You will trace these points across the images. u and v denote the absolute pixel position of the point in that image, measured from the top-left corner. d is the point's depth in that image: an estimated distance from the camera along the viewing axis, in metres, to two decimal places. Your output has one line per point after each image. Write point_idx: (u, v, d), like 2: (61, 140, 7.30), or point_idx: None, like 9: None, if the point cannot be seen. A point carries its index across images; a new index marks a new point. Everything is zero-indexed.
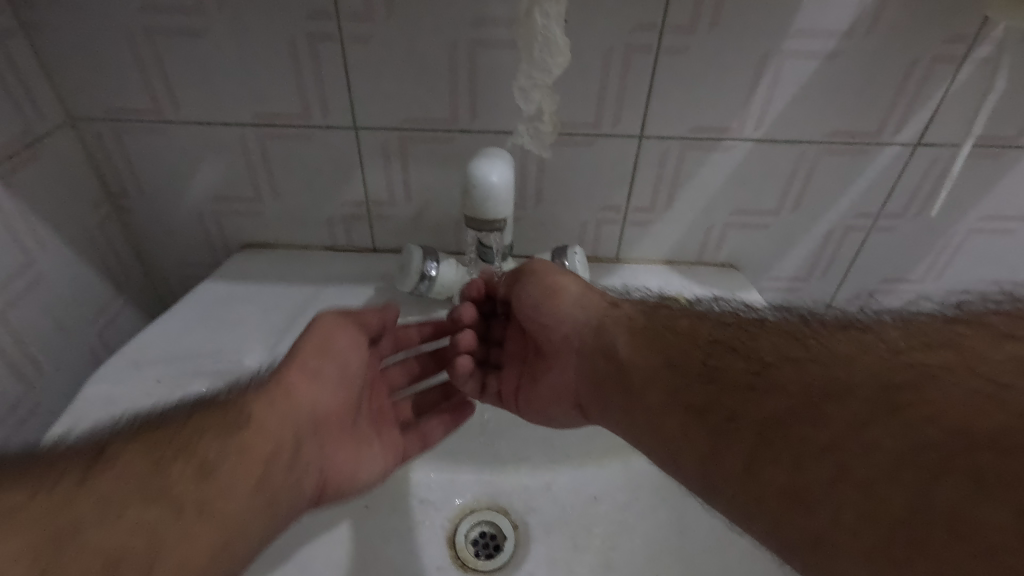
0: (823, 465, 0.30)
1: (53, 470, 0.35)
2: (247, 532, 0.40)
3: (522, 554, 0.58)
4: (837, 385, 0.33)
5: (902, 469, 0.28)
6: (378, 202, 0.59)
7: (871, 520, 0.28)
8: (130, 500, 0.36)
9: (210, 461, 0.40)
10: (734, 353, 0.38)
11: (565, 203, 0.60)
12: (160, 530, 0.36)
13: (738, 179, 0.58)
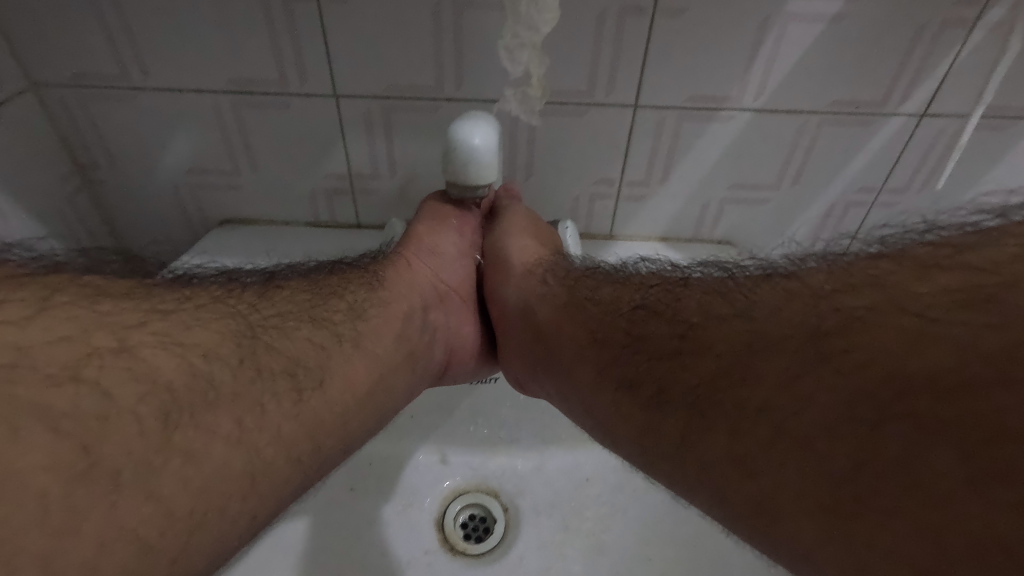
0: (782, 488, 0.29)
1: (113, 311, 0.32)
2: (266, 472, 0.34)
3: (512, 536, 0.56)
4: (762, 390, 0.30)
5: (850, 477, 0.27)
6: (361, 175, 0.56)
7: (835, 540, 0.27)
8: (185, 379, 0.31)
9: (299, 374, 0.37)
10: (661, 359, 0.36)
11: (556, 176, 0.58)
12: (178, 421, 0.30)
13: (736, 151, 0.56)
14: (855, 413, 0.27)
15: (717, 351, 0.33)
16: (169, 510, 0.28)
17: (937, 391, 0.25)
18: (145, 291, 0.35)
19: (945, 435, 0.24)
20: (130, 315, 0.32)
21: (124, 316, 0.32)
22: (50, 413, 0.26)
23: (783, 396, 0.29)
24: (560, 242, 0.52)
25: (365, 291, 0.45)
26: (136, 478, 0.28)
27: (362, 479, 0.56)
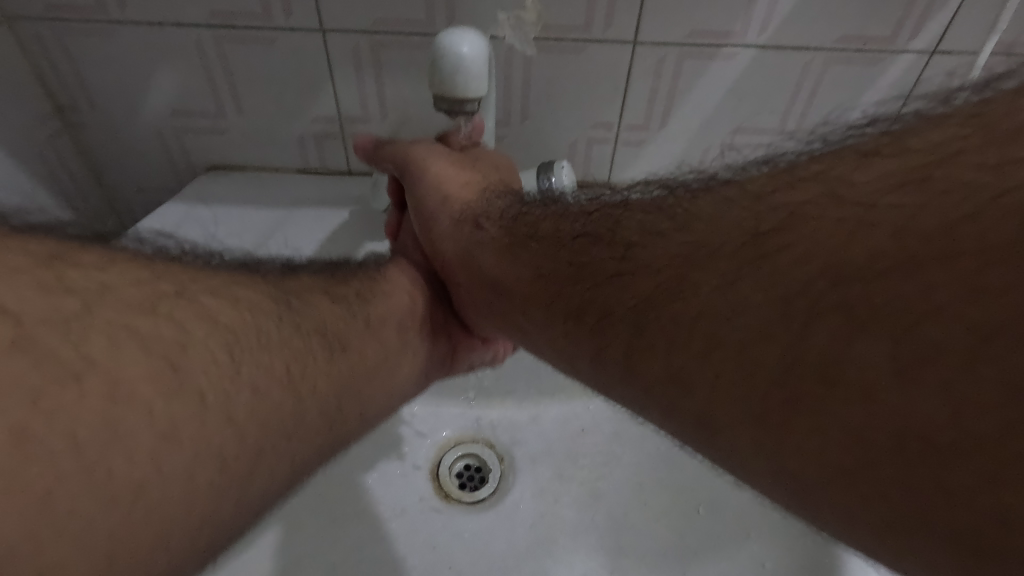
0: (731, 314, 0.25)
1: (163, 281, 0.29)
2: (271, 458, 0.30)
3: (507, 485, 0.56)
4: (726, 231, 0.27)
5: (806, 287, 0.23)
6: (350, 118, 0.55)
7: (799, 373, 0.23)
8: (222, 362, 0.28)
9: (330, 336, 0.36)
10: (632, 223, 0.33)
11: (553, 119, 0.56)
12: (212, 406, 0.27)
13: (737, 93, 0.54)
14: (814, 222, 0.24)
15: (682, 212, 0.31)
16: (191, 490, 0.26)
17: (914, 176, 0.22)
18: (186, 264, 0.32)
19: (912, 219, 0.21)
20: (175, 283, 0.29)
21: (169, 286, 0.29)
22: (98, 387, 0.23)
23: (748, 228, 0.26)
24: (556, 184, 0.49)
25: (350, 281, 0.42)
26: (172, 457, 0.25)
27: None
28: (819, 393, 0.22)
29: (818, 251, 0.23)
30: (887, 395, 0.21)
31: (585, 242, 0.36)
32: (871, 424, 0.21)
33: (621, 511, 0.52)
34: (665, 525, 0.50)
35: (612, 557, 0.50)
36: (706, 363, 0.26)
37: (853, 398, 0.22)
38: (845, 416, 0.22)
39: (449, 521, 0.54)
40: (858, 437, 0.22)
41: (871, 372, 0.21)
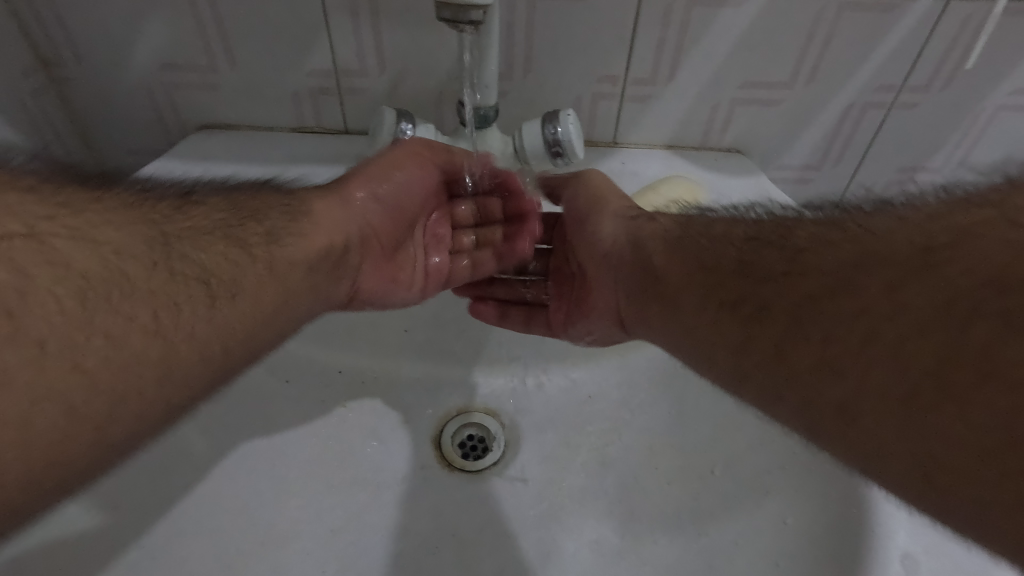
0: (872, 387, 0.33)
1: (125, 242, 0.35)
2: (125, 418, 0.33)
3: (511, 455, 0.54)
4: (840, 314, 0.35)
5: (915, 376, 0.32)
6: (348, 72, 0.53)
7: (895, 410, 0.33)
8: (110, 329, 0.33)
9: (213, 282, 0.38)
10: (773, 284, 0.39)
11: (558, 73, 0.54)
12: (100, 371, 0.32)
13: (748, 43, 0.52)
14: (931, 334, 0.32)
15: (811, 270, 0.38)
16: (48, 417, 0.30)
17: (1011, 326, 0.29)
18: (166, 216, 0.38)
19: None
20: (136, 245, 0.36)
21: (123, 264, 0.35)
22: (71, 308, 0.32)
23: (845, 333, 0.35)
24: (562, 134, 0.47)
25: (268, 235, 0.42)
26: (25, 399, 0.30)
27: (355, 396, 0.54)
28: (987, 480, 0.30)
29: (909, 354, 0.32)
30: (921, 444, 0.32)
31: (727, 311, 0.41)
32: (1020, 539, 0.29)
33: (632, 475, 0.50)
34: (678, 488, 0.48)
35: (623, 522, 0.48)
36: (822, 414, 0.36)
37: (925, 451, 0.32)
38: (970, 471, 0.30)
39: (452, 487, 0.52)
40: (915, 471, 0.32)
41: (925, 423, 0.32)
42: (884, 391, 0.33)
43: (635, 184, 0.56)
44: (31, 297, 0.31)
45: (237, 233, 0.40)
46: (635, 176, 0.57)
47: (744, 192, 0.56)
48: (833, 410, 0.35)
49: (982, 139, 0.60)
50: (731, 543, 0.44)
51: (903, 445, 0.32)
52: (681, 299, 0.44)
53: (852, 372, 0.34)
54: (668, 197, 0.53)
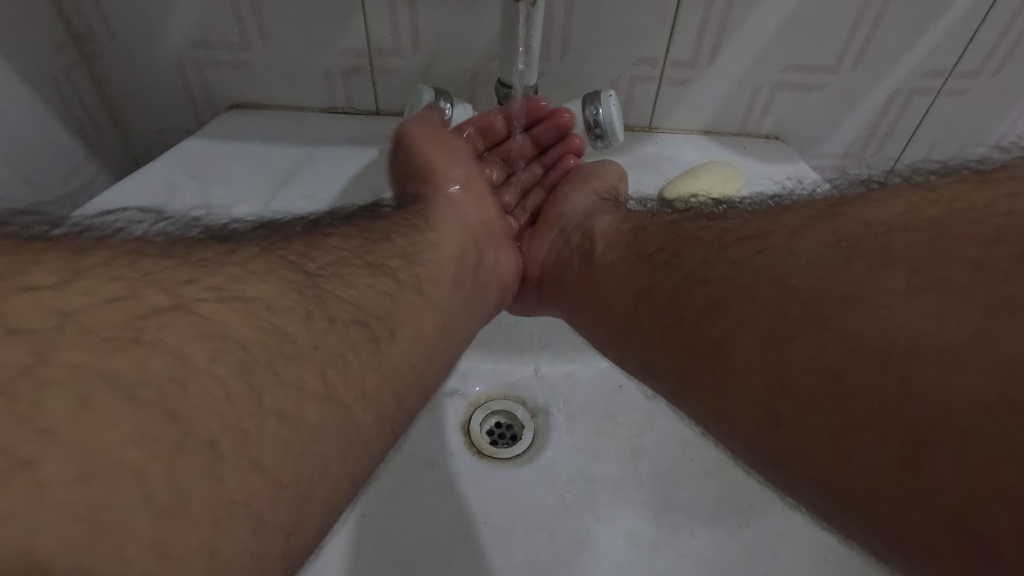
0: (751, 315, 0.34)
1: (295, 326, 0.31)
2: (314, 500, 0.29)
3: (542, 443, 0.53)
4: (749, 260, 0.36)
5: (792, 298, 0.32)
6: (382, 51, 0.52)
7: (774, 362, 0.32)
8: (282, 428, 0.28)
9: (372, 323, 0.35)
10: (695, 246, 0.40)
11: (596, 55, 0.53)
12: (283, 465, 0.27)
13: (794, 25, 0.51)
14: (816, 256, 0.33)
15: (729, 234, 0.39)
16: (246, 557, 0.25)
17: (897, 248, 0.31)
18: (269, 266, 0.32)
19: (916, 276, 0.29)
20: (299, 324, 0.31)
21: (297, 335, 0.30)
22: (238, 432, 0.26)
23: (738, 271, 0.36)
24: (603, 114, 0.46)
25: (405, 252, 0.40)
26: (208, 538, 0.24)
27: None
28: (827, 400, 0.29)
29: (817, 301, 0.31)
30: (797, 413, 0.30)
31: (659, 265, 0.42)
32: (834, 449, 0.29)
33: (667, 467, 0.49)
34: (715, 481, 0.47)
35: (658, 511, 0.47)
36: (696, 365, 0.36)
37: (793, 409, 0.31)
38: (821, 390, 0.30)
39: (483, 475, 0.51)
40: (762, 410, 0.32)
41: (807, 372, 0.30)
42: (773, 334, 0.32)
43: (672, 170, 0.55)
44: (186, 377, 0.25)
45: (378, 261, 0.38)
46: (672, 161, 0.56)
47: (783, 179, 0.55)
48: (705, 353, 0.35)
49: None
50: (775, 535, 0.44)
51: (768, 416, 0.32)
52: (625, 266, 0.45)
53: (730, 303, 0.35)
54: (709, 183, 0.51)
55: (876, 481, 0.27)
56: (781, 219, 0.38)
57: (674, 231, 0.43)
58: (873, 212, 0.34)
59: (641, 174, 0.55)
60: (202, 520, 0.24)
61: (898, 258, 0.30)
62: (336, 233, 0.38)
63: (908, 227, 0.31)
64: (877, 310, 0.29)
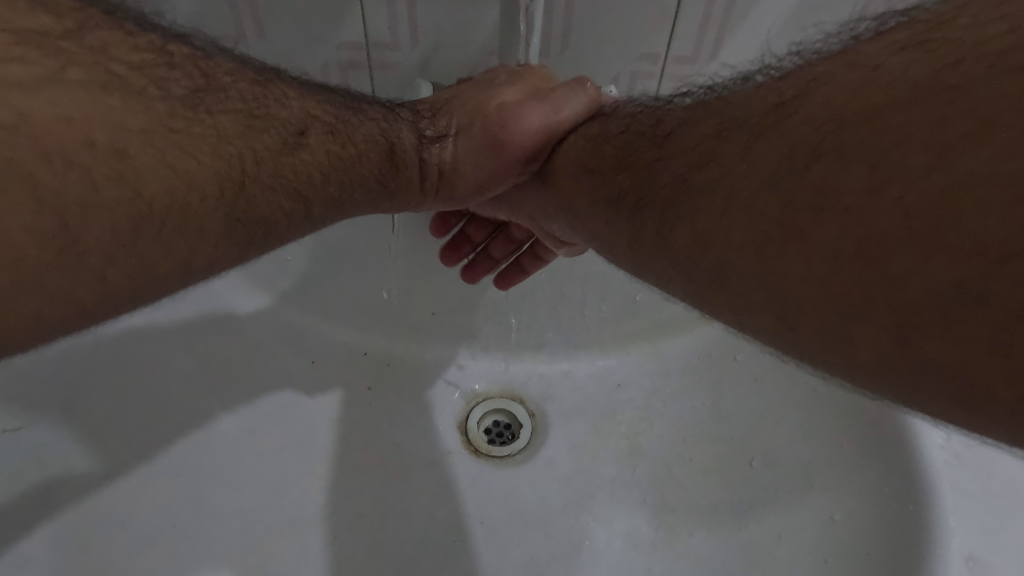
0: (737, 118, 0.28)
1: (199, 171, 0.29)
2: (129, 270, 0.27)
3: (539, 442, 0.52)
4: (726, 93, 0.31)
5: (752, 110, 0.27)
6: (379, 45, 0.51)
7: (745, 145, 0.27)
8: (40, 181, 0.24)
9: (241, 224, 0.31)
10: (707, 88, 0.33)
11: (596, 50, 0.52)
12: (86, 240, 0.25)
13: (797, 21, 0.50)
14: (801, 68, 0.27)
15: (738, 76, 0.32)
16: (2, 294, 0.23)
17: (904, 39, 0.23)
18: (195, 82, 0.31)
19: (974, 29, 0.21)
20: (185, 194, 0.28)
21: (204, 184, 0.29)
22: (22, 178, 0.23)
23: (742, 92, 0.29)
24: None
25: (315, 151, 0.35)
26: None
27: (380, 378, 0.53)
28: (802, 188, 0.24)
29: (826, 83, 0.24)
30: (759, 216, 0.25)
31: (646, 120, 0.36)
32: (775, 243, 0.25)
33: (665, 466, 0.48)
34: (713, 480, 0.47)
35: (656, 512, 0.46)
36: (656, 188, 0.32)
37: (749, 207, 0.26)
38: (777, 167, 0.25)
39: (479, 474, 0.51)
40: (707, 221, 0.28)
41: (774, 154, 0.25)
42: (750, 130, 0.27)
43: None
44: (89, 221, 0.25)
45: (290, 175, 0.34)
46: None
47: None
48: (683, 172, 0.30)
49: None
50: (773, 537, 0.43)
51: (722, 219, 0.27)
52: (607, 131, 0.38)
53: (692, 135, 0.31)
54: None
55: (830, 301, 0.23)
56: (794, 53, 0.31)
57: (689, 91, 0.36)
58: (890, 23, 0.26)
59: None
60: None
61: (913, 44, 0.23)
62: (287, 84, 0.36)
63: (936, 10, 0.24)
64: (886, 87, 0.22)
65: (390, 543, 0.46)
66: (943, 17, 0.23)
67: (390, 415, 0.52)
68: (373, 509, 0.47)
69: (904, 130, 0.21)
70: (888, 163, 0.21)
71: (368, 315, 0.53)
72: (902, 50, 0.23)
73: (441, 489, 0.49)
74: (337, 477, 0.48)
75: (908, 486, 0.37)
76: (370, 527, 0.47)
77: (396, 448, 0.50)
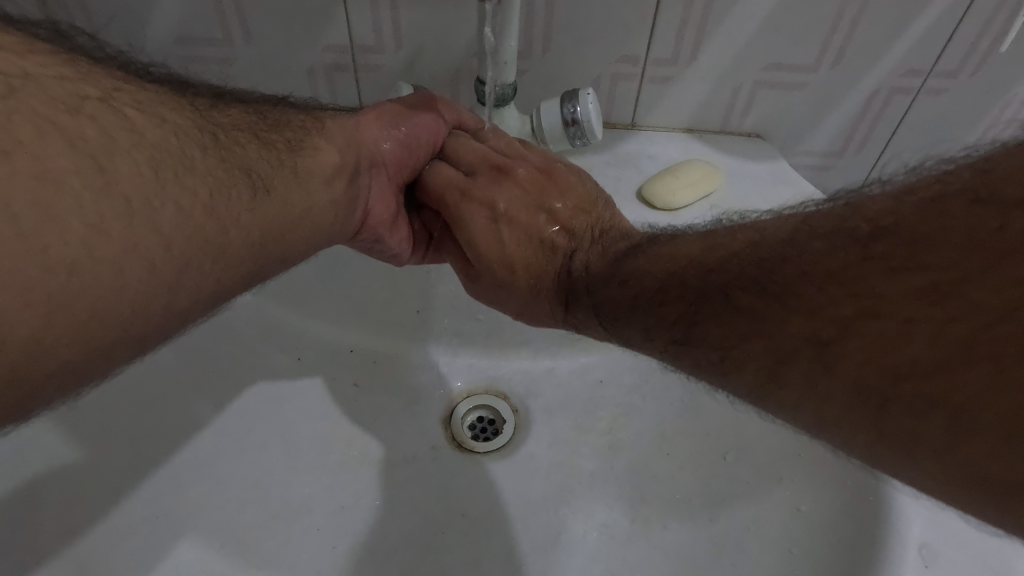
0: (794, 326, 0.31)
1: (167, 134, 0.31)
2: (128, 228, 0.28)
3: (521, 438, 0.54)
4: (754, 304, 0.33)
5: (799, 353, 0.30)
6: (363, 47, 0.52)
7: (822, 363, 0.29)
8: (39, 150, 0.26)
9: (253, 177, 0.35)
10: (721, 256, 0.36)
11: (577, 53, 0.53)
12: (121, 177, 0.28)
13: (774, 25, 0.51)
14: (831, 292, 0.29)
15: (744, 237, 0.36)
16: (79, 233, 0.26)
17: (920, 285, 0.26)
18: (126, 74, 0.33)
19: (976, 252, 0.24)
20: (166, 143, 0.31)
21: (189, 154, 0.32)
22: (50, 125, 0.27)
23: (774, 284, 0.32)
24: (580, 112, 0.46)
25: (256, 129, 0.38)
26: (47, 270, 0.25)
27: (366, 375, 0.54)
28: (903, 410, 0.27)
29: (877, 310, 0.27)
30: (868, 425, 0.28)
31: (676, 282, 0.38)
32: (905, 456, 0.27)
33: (642, 461, 0.50)
34: (689, 474, 0.48)
35: (632, 505, 0.48)
36: (743, 376, 0.34)
37: (868, 426, 0.28)
38: (877, 387, 0.27)
39: (462, 468, 0.52)
40: (836, 424, 0.30)
41: (862, 377, 0.28)
42: (815, 349, 0.30)
43: (654, 168, 0.56)
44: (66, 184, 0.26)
45: (267, 141, 0.38)
46: (653, 159, 0.56)
47: (762, 177, 0.55)
48: (761, 372, 0.32)
49: (1008, 127, 0.58)
50: (743, 528, 0.44)
51: (838, 429, 0.30)
52: (638, 271, 0.41)
53: (746, 355, 0.33)
54: (688, 180, 0.52)
55: (971, 486, 0.25)
56: (790, 247, 0.32)
57: (708, 237, 0.39)
58: (883, 201, 0.30)
59: (623, 171, 0.55)
60: (32, 227, 0.25)
61: (934, 295, 0.26)
62: (230, 104, 0.38)
63: (934, 248, 0.26)
64: (931, 313, 0.26)
65: (372, 535, 0.47)
66: (951, 267, 0.25)
67: (375, 411, 0.53)
68: (356, 504, 0.48)
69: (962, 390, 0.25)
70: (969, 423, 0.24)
71: (354, 313, 0.54)
72: (930, 306, 0.26)
73: (425, 484, 0.50)
74: (322, 473, 0.49)
75: (868, 481, 0.38)
76: (350, 523, 0.47)
77: (378, 446, 0.51)
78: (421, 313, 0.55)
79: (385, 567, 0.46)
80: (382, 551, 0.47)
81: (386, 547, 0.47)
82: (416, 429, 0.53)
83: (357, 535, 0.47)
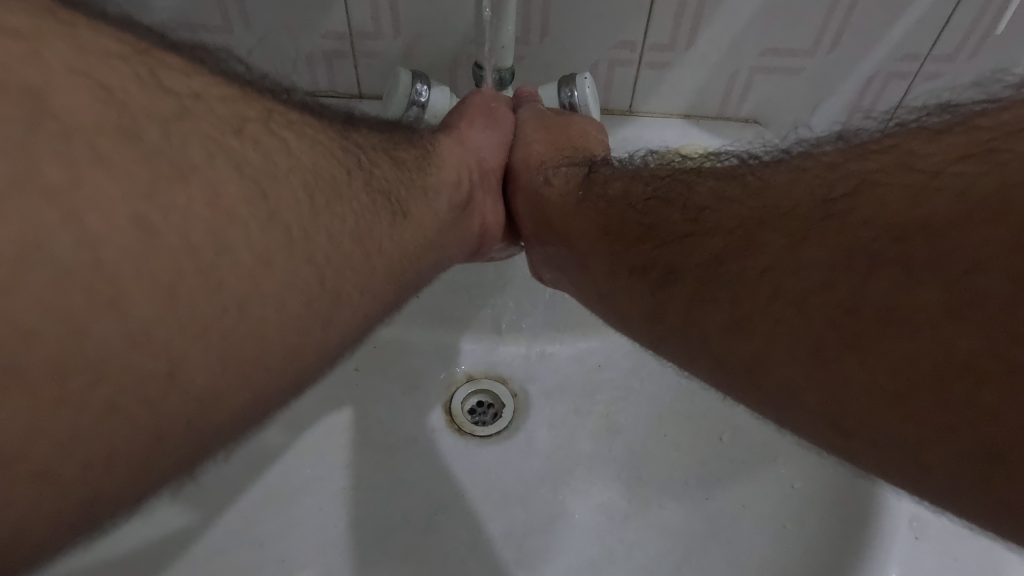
0: (799, 196, 0.28)
1: (318, 158, 0.32)
2: (292, 263, 0.28)
3: (521, 422, 0.54)
4: (769, 182, 0.31)
5: (797, 211, 0.27)
6: (363, 34, 0.52)
7: (817, 219, 0.26)
8: (214, 182, 0.26)
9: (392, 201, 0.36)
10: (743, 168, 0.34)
11: (575, 38, 0.53)
12: (282, 204, 0.28)
13: (770, 9, 0.51)
14: (854, 168, 0.27)
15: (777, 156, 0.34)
16: (248, 267, 0.27)
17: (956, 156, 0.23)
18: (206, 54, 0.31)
19: None
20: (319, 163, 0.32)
21: (336, 174, 0.32)
22: (219, 148, 0.27)
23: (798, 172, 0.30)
24: (578, 98, 0.46)
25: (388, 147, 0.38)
26: (221, 305, 0.26)
27: (366, 360, 0.54)
28: (895, 268, 0.23)
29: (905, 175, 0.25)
30: (840, 283, 0.24)
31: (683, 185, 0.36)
32: (868, 321, 0.23)
33: (641, 442, 0.50)
34: (688, 454, 0.48)
35: (630, 485, 0.48)
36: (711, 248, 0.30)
37: (843, 278, 0.24)
38: (870, 235, 0.24)
39: (463, 452, 0.52)
40: (795, 291, 0.26)
41: (860, 223, 0.24)
42: (818, 207, 0.27)
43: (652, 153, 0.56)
44: (229, 216, 0.26)
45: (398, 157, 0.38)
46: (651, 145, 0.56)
47: None
48: (735, 242, 0.29)
49: None
50: (738, 506, 0.45)
51: (798, 298, 0.26)
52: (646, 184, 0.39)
53: (729, 226, 0.30)
54: None
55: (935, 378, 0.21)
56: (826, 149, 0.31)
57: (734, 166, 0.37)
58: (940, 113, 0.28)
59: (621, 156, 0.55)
60: (207, 262, 0.25)
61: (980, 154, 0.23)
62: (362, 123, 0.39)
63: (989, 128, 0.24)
64: (967, 172, 0.23)
65: (374, 518, 0.48)
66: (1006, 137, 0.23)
67: (377, 395, 0.53)
68: (357, 488, 0.49)
69: (966, 247, 0.21)
70: (963, 287, 0.21)
71: None
72: (970, 163, 0.23)
73: (426, 467, 0.51)
74: (322, 459, 0.50)
75: None
76: (353, 507, 0.48)
77: (380, 432, 0.52)
78: (421, 299, 0.54)
79: (386, 548, 0.47)
80: (385, 534, 0.47)
81: (387, 530, 0.48)
82: (418, 413, 0.54)
83: (360, 519, 0.48)
